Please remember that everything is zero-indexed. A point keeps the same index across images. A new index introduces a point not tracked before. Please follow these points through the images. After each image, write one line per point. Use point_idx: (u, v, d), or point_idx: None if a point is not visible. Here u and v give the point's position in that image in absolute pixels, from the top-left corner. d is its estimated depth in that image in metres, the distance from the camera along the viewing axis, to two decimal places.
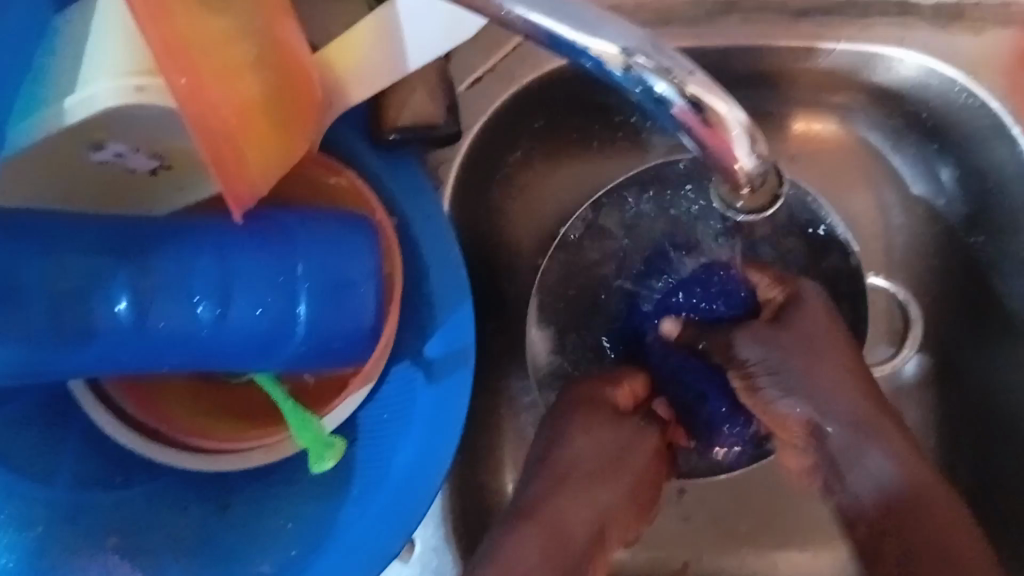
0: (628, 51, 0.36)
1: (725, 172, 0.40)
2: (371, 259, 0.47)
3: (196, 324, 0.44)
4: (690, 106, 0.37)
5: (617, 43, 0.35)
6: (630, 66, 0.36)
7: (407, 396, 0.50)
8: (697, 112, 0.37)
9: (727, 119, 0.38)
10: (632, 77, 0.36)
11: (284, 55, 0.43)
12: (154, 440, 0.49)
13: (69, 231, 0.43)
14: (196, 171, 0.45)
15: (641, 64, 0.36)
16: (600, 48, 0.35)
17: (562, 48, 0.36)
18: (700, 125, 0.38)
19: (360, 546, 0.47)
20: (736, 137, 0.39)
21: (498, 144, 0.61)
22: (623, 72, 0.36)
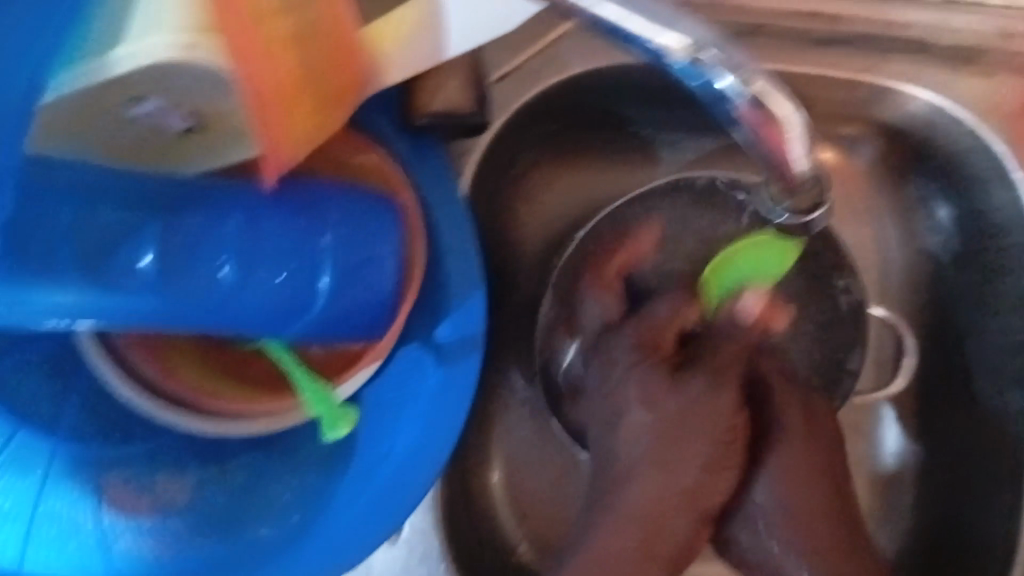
0: (696, 46, 0.36)
1: (780, 169, 0.40)
2: (395, 236, 0.48)
3: (220, 286, 0.44)
4: (754, 102, 0.38)
5: (685, 37, 0.35)
6: (697, 59, 0.36)
7: (415, 377, 0.50)
8: (762, 110, 0.38)
9: (790, 120, 0.38)
10: (699, 73, 0.36)
11: (334, 27, 0.43)
12: (161, 399, 0.49)
13: (103, 182, 0.43)
14: (234, 133, 0.44)
15: (709, 58, 0.36)
16: (667, 39, 0.35)
17: (627, 38, 0.35)
18: (765, 122, 0.38)
19: (359, 521, 0.47)
20: (796, 136, 0.39)
21: (515, 143, 0.63)
22: (688, 64, 0.36)
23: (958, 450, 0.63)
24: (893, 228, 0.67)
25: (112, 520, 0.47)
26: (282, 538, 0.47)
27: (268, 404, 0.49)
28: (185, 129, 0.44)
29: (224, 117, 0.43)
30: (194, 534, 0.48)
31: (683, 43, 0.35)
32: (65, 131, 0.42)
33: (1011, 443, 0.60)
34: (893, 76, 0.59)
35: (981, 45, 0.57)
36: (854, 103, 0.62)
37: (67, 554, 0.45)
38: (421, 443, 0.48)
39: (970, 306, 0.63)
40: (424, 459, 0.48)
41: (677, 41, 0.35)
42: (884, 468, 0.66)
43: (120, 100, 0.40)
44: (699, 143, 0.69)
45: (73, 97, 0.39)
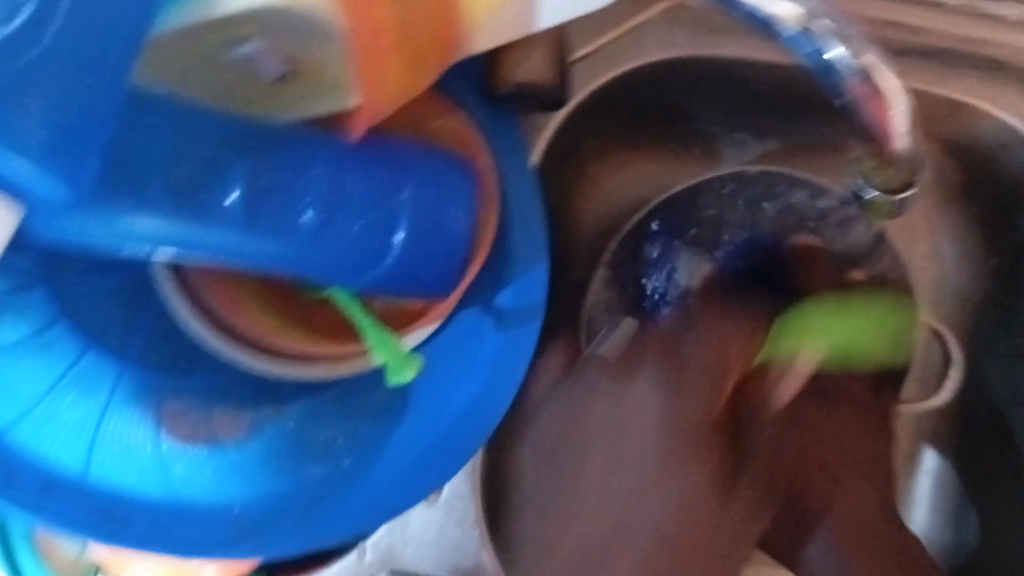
0: (810, 16, 0.40)
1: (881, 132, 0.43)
2: (467, 199, 0.49)
3: (302, 230, 0.45)
4: (858, 71, 0.41)
5: (800, 9, 0.39)
6: (809, 29, 0.40)
7: (473, 339, 0.51)
8: (865, 77, 0.41)
9: (890, 89, 0.41)
10: (809, 41, 0.40)
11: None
12: (225, 333, 0.50)
13: (199, 115, 0.43)
14: (325, 87, 0.45)
15: (818, 28, 0.40)
16: (783, 10, 0.39)
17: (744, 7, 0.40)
18: (868, 90, 0.41)
19: (412, 472, 0.49)
20: (893, 103, 0.42)
21: (587, 126, 0.62)
22: (799, 35, 0.40)
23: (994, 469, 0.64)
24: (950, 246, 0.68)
25: (170, 447, 0.48)
26: (335, 480, 0.49)
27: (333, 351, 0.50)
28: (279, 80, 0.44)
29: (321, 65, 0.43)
30: (248, 470, 0.49)
31: (795, 13, 0.39)
32: (173, 69, 0.43)
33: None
34: (964, 91, 0.58)
35: None
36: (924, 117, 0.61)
37: (129, 476, 0.47)
38: (478, 401, 0.50)
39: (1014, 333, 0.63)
40: (481, 417, 0.49)
41: (791, 13, 0.39)
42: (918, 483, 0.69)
43: (226, 40, 0.41)
44: (768, 143, 0.66)
45: (186, 30, 0.40)
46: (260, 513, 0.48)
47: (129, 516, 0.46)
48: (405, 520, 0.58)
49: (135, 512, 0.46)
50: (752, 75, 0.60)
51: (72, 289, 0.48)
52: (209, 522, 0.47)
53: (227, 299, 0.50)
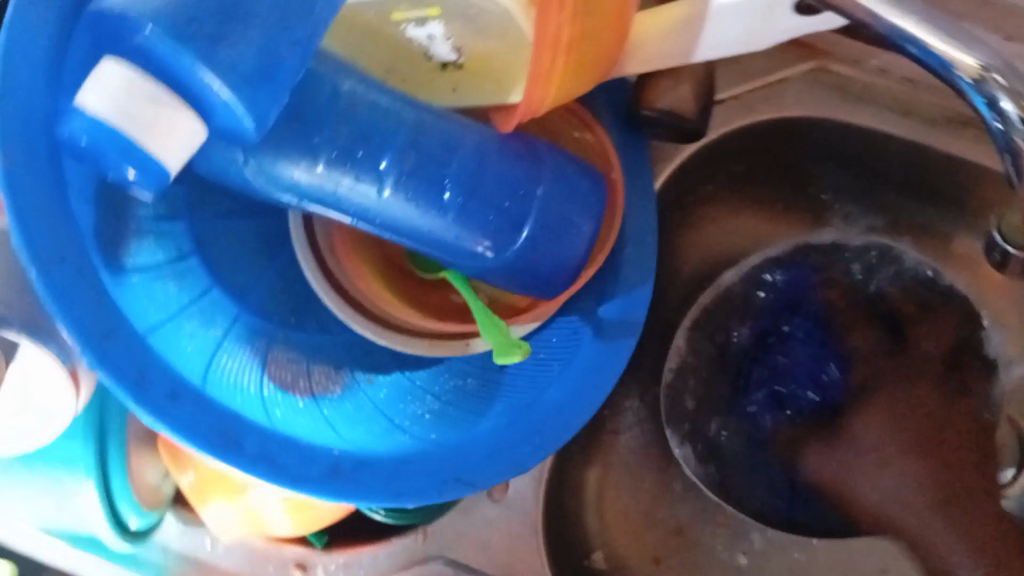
0: (986, 67, 0.34)
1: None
2: (594, 207, 0.50)
3: (438, 207, 0.47)
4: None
5: (980, 57, 0.35)
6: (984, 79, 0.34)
7: (570, 343, 0.53)
8: None
9: None
10: (982, 91, 0.35)
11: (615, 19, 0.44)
12: (336, 291, 0.52)
13: (363, 86, 0.46)
14: (484, 78, 0.48)
15: (996, 82, 0.34)
16: (957, 57, 0.35)
17: (901, 41, 0.36)
18: None
19: (499, 451, 0.50)
20: None
21: (704, 168, 0.64)
22: (974, 85, 0.35)
23: None
24: None
25: (274, 390, 0.50)
26: (426, 447, 0.50)
27: (446, 328, 0.52)
28: (448, 66, 0.48)
29: (487, 53, 0.46)
30: (342, 426, 0.50)
31: (972, 62, 0.35)
32: (354, 39, 0.47)
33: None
34: None
35: None
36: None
37: (236, 401, 0.47)
38: (570, 398, 0.51)
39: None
40: (570, 413, 0.51)
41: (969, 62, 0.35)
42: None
43: (409, 17, 0.44)
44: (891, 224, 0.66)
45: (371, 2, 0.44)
46: (354, 459, 0.48)
47: (235, 433, 0.46)
48: (468, 509, 0.58)
49: (239, 429, 0.46)
50: (882, 145, 0.61)
51: (210, 226, 0.51)
52: (313, 454, 0.48)
53: (346, 262, 0.51)
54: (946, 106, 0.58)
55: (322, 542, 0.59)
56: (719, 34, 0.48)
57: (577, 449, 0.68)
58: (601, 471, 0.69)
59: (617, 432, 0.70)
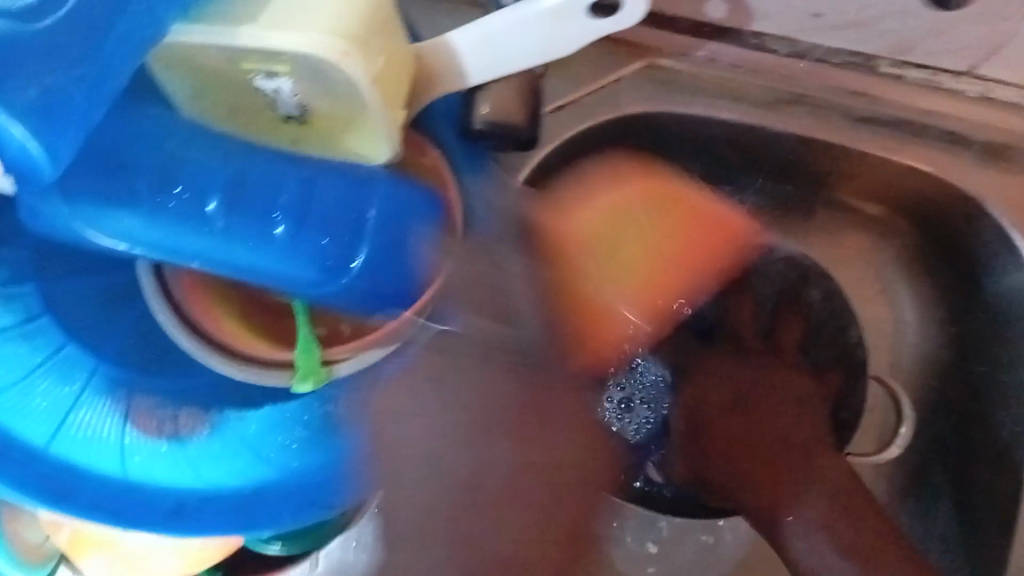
0: None
1: None
2: (427, 229, 0.53)
3: (273, 237, 0.49)
4: None
5: None
6: None
7: (428, 358, 0.56)
8: None
9: None
10: None
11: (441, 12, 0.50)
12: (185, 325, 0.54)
13: (193, 139, 0.49)
14: (326, 135, 0.49)
15: None
16: None
17: None
18: None
19: (354, 470, 0.54)
20: None
21: (564, 175, 0.65)
22: None
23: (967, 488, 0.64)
24: (912, 313, 0.68)
25: (134, 437, 0.53)
26: (284, 476, 0.54)
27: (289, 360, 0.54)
28: (293, 118, 0.49)
29: (336, 112, 0.48)
30: (204, 462, 0.53)
31: None
32: (207, 101, 0.48)
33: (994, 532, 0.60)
34: (919, 158, 0.60)
35: (1013, 142, 0.59)
36: (896, 181, 0.63)
37: (93, 458, 0.52)
38: (423, 412, 0.55)
39: (990, 400, 0.63)
40: (422, 427, 0.55)
41: None
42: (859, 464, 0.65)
43: (259, 68, 0.45)
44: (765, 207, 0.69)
45: (216, 56, 0.45)
46: (201, 499, 0.52)
47: (73, 487, 0.51)
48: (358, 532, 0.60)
49: (97, 492, 0.51)
50: (731, 135, 0.63)
51: (59, 287, 0.54)
52: (156, 496, 0.52)
53: (199, 297, 0.54)
54: (773, 87, 0.61)
55: None
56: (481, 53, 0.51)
57: None
58: None
59: None
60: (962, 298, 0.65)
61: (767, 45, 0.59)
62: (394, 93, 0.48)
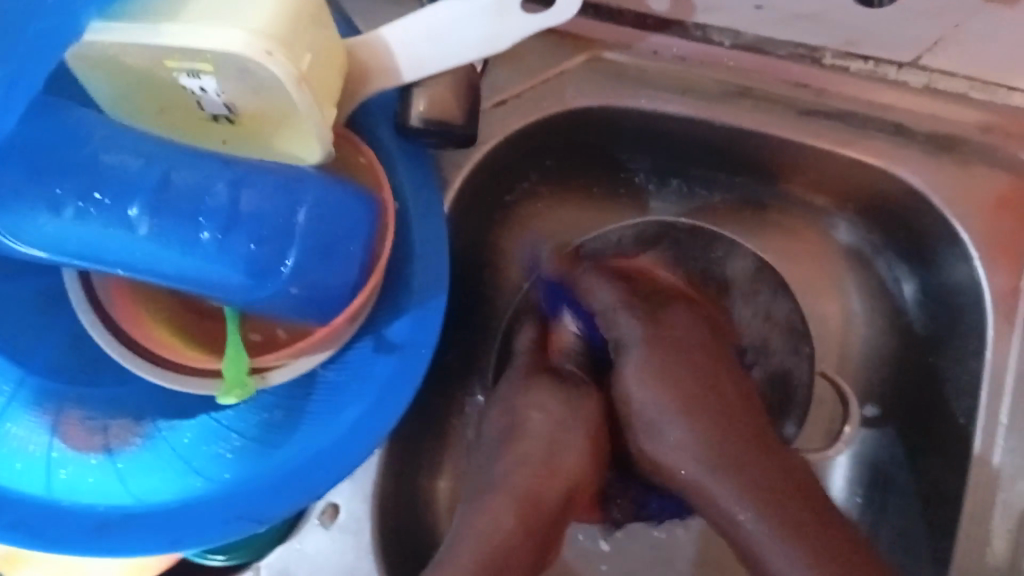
0: None
1: None
2: (364, 230, 0.51)
3: (198, 244, 0.47)
4: None
5: None
6: None
7: (365, 362, 0.55)
8: None
9: None
10: None
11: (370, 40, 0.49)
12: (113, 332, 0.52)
13: (117, 137, 0.46)
14: (258, 134, 0.48)
15: None
16: None
17: None
18: None
19: (288, 483, 0.52)
20: None
21: (509, 171, 0.65)
22: None
23: (917, 461, 0.63)
24: (862, 306, 0.68)
25: (64, 451, 0.52)
26: (213, 492, 0.52)
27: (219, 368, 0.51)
28: (222, 117, 0.47)
29: (264, 111, 0.46)
30: (133, 477, 0.52)
31: None
32: (132, 98, 0.47)
33: (936, 542, 0.60)
34: (866, 152, 0.59)
35: (958, 135, 0.59)
36: (844, 176, 0.62)
37: (11, 478, 0.50)
38: (363, 419, 0.53)
39: (935, 397, 0.62)
40: (361, 436, 0.52)
41: None
42: (832, 486, 0.66)
43: (182, 67, 0.44)
44: (714, 196, 0.68)
45: (135, 57, 0.44)
46: (123, 515, 0.51)
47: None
48: (302, 541, 0.59)
49: (9, 509, 0.50)
50: (674, 129, 0.62)
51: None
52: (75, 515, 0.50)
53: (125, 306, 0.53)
54: (719, 79, 0.60)
55: None
56: (418, 48, 0.50)
57: (423, 461, 0.66)
58: (455, 482, 0.66)
59: (463, 441, 0.67)
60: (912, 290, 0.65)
61: (711, 37, 0.59)
62: (325, 90, 0.47)
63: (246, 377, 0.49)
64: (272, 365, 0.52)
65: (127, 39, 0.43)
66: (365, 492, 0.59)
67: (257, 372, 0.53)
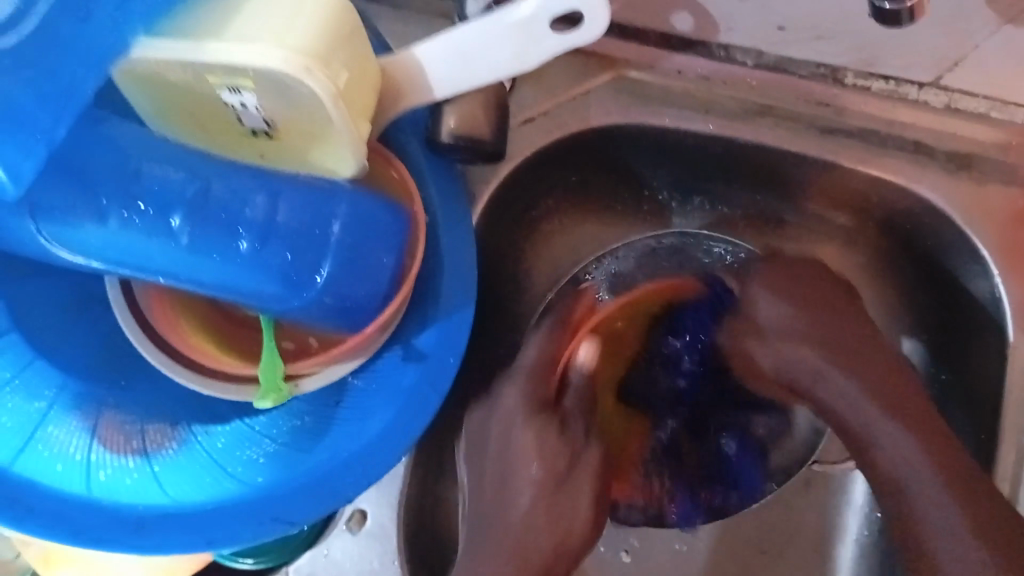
0: None
1: None
2: (395, 241, 0.53)
3: (236, 252, 0.48)
4: None
5: None
6: None
7: (393, 371, 0.56)
8: None
9: None
10: None
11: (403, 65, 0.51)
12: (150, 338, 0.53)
13: (159, 151, 0.48)
14: (294, 149, 0.50)
15: None
16: None
17: None
18: None
19: (320, 486, 0.53)
20: None
21: (535, 187, 0.66)
22: None
23: None
24: (881, 322, 0.69)
25: (101, 453, 0.53)
26: (248, 494, 0.53)
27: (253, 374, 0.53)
28: (259, 133, 0.49)
29: (299, 127, 0.48)
30: (169, 479, 0.53)
31: None
32: (173, 114, 0.49)
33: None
34: (885, 169, 0.60)
35: (975, 153, 0.60)
36: (866, 193, 0.63)
37: (52, 476, 0.51)
38: (392, 426, 0.54)
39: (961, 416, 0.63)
40: (390, 442, 0.54)
41: None
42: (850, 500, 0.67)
43: (222, 83, 0.45)
44: (735, 213, 0.70)
45: (180, 73, 0.46)
46: (161, 515, 0.51)
47: (28, 497, 0.49)
48: (329, 546, 0.60)
49: (48, 506, 0.50)
50: (697, 147, 0.64)
51: (29, 298, 0.54)
52: (114, 514, 0.51)
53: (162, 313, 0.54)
54: (740, 97, 0.61)
55: None
56: (449, 66, 0.52)
57: (448, 471, 0.67)
58: None
59: None
60: (937, 308, 0.66)
61: (734, 57, 0.60)
62: (359, 106, 0.48)
63: (281, 382, 0.51)
64: (305, 372, 0.54)
65: (172, 56, 0.44)
66: (392, 499, 0.60)
67: (290, 380, 0.54)
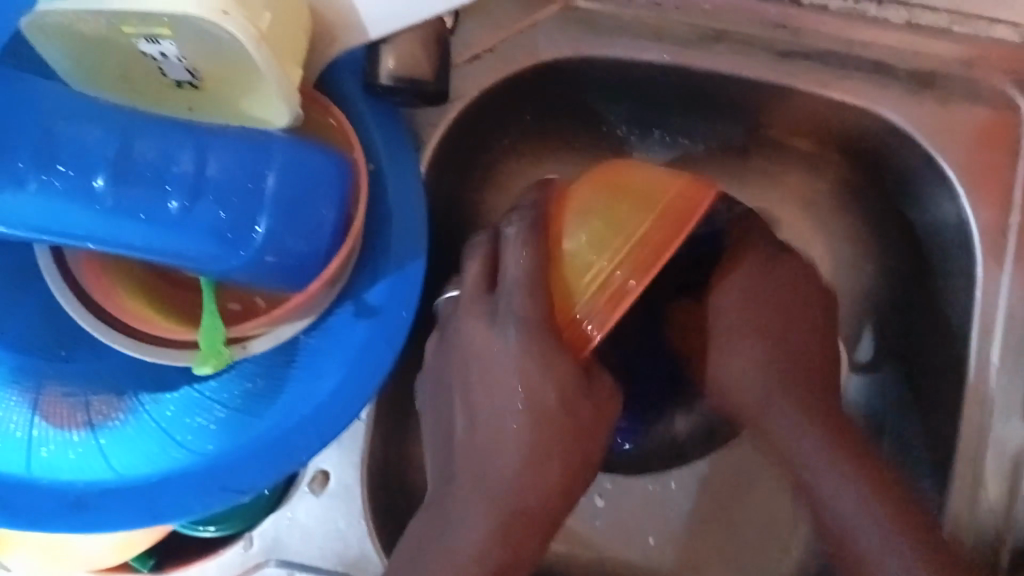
0: None
1: None
2: (334, 191, 0.50)
3: (165, 212, 0.46)
4: None
5: None
6: None
7: (346, 328, 0.54)
8: None
9: None
10: None
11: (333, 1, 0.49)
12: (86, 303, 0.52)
13: (75, 108, 0.45)
14: (224, 99, 0.47)
15: None
16: None
17: None
18: None
19: (270, 455, 0.52)
20: None
21: (487, 128, 0.64)
22: None
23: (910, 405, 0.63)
24: (848, 250, 0.68)
25: (45, 428, 0.52)
26: (197, 465, 0.52)
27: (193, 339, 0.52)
28: (186, 83, 0.47)
29: (227, 74, 0.45)
30: (116, 452, 0.52)
31: None
32: (92, 68, 0.46)
33: (929, 482, 0.59)
34: (845, 92, 0.58)
35: (938, 71, 0.57)
36: (826, 117, 0.61)
37: None
38: (344, 387, 0.53)
39: (929, 343, 0.62)
40: (347, 402, 0.53)
41: None
42: None
43: (139, 33, 0.43)
44: (697, 145, 0.67)
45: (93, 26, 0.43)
46: (103, 491, 0.52)
47: None
48: (292, 512, 0.59)
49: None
50: (652, 77, 0.61)
51: None
52: (54, 490, 0.52)
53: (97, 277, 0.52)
54: (695, 23, 0.58)
55: (149, 566, 0.60)
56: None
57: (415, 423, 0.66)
58: None
59: None
60: (902, 232, 0.64)
61: None
62: (287, 48, 0.46)
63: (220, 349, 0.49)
64: (253, 334, 0.52)
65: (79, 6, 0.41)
66: (352, 458, 0.59)
67: (237, 343, 0.52)
